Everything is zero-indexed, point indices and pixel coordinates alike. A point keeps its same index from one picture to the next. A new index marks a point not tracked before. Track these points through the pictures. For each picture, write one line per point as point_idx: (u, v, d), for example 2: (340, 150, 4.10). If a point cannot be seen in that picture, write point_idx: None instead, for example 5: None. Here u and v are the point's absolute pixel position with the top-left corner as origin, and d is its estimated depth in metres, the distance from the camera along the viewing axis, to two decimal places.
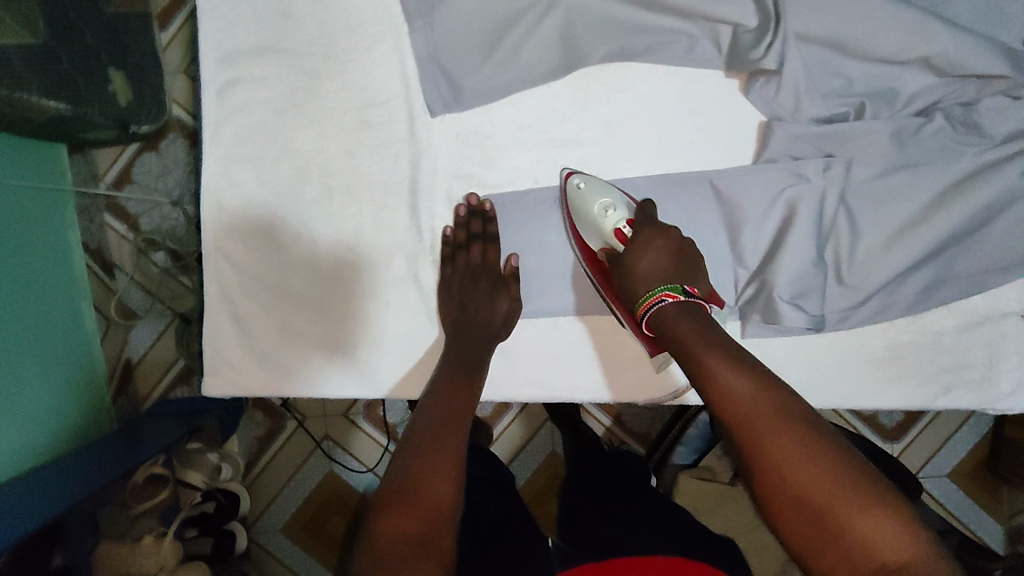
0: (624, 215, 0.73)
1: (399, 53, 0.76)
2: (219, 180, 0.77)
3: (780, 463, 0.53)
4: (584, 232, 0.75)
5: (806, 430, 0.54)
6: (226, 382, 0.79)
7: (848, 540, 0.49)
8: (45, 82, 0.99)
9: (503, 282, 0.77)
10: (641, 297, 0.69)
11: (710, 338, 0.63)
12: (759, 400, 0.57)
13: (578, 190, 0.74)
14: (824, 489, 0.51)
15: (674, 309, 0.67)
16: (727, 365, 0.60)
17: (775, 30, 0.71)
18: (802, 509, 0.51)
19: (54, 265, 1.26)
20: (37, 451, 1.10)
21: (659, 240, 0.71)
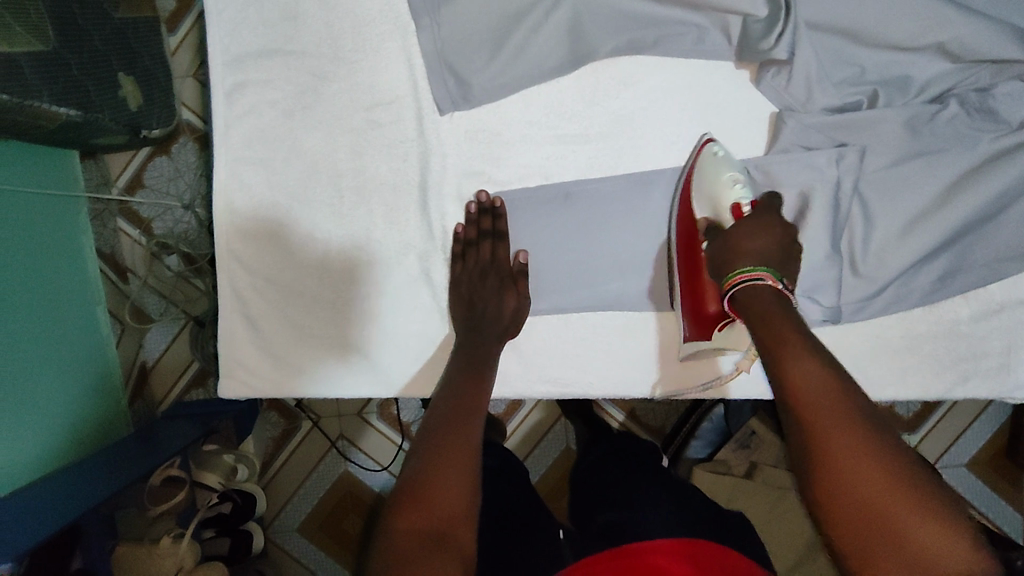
0: (747, 195, 0.71)
1: (406, 52, 0.76)
2: (230, 183, 0.77)
3: (842, 457, 0.49)
4: (698, 195, 0.73)
5: (871, 423, 0.51)
6: (241, 383, 0.79)
7: (901, 536, 0.46)
8: (54, 89, 0.99)
9: (513, 280, 0.77)
10: (738, 267, 0.65)
11: (783, 322, 0.60)
12: (830, 390, 0.53)
13: (715, 155, 0.73)
14: (885, 492, 0.47)
15: (769, 292, 0.63)
16: (799, 351, 0.57)
17: (785, 19, 0.70)
18: (861, 509, 0.48)
19: (68, 269, 1.27)
20: (54, 457, 1.11)
21: (771, 225, 0.67)
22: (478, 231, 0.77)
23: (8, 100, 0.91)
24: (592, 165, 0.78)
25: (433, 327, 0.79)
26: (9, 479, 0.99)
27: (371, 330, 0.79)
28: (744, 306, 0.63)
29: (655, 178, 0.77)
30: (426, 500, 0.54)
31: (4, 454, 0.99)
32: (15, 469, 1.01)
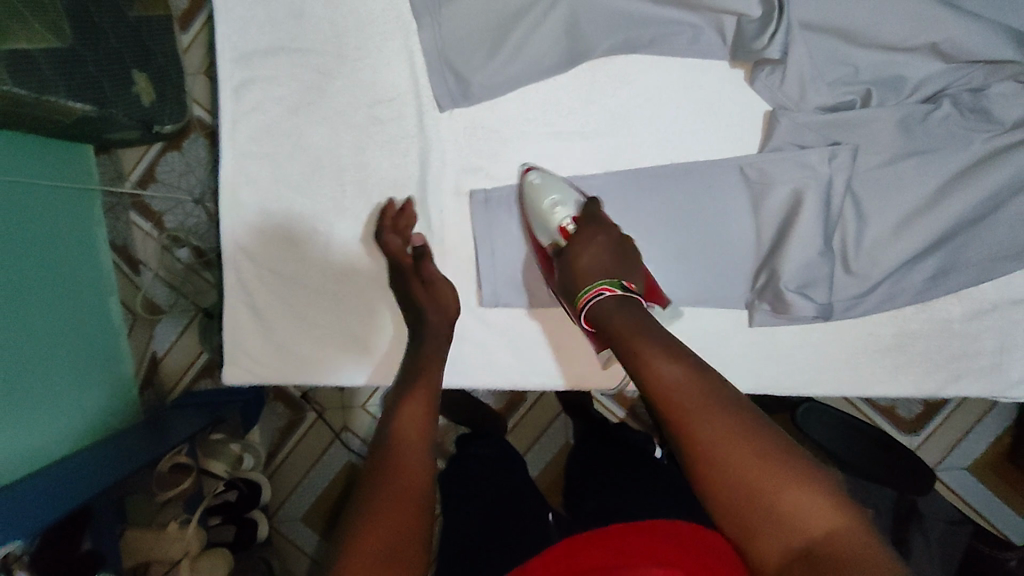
0: (570, 212, 0.74)
1: (408, 50, 0.78)
2: (236, 176, 0.80)
3: (708, 447, 0.51)
4: (535, 226, 0.76)
5: (735, 413, 0.53)
6: (245, 370, 0.81)
7: (781, 516, 0.48)
8: (70, 85, 1.02)
9: (424, 271, 0.76)
10: (582, 290, 0.69)
11: (640, 325, 0.62)
12: (686, 383, 0.55)
13: (534, 184, 0.76)
14: (750, 469, 0.50)
15: (611, 303, 0.65)
16: (654, 350, 0.58)
17: (779, 19, 0.71)
18: (734, 491, 0.50)
19: (82, 260, 1.31)
20: (64, 441, 1.14)
21: (597, 234, 0.72)
22: (395, 237, 0.78)
23: (26, 95, 0.95)
24: (588, 162, 0.80)
25: (391, 324, 0.81)
26: (20, 459, 1.03)
27: (368, 321, 0.81)
28: (603, 316, 0.65)
29: (651, 173, 0.78)
30: (397, 498, 0.53)
31: (16, 436, 1.03)
32: (26, 451, 1.04)
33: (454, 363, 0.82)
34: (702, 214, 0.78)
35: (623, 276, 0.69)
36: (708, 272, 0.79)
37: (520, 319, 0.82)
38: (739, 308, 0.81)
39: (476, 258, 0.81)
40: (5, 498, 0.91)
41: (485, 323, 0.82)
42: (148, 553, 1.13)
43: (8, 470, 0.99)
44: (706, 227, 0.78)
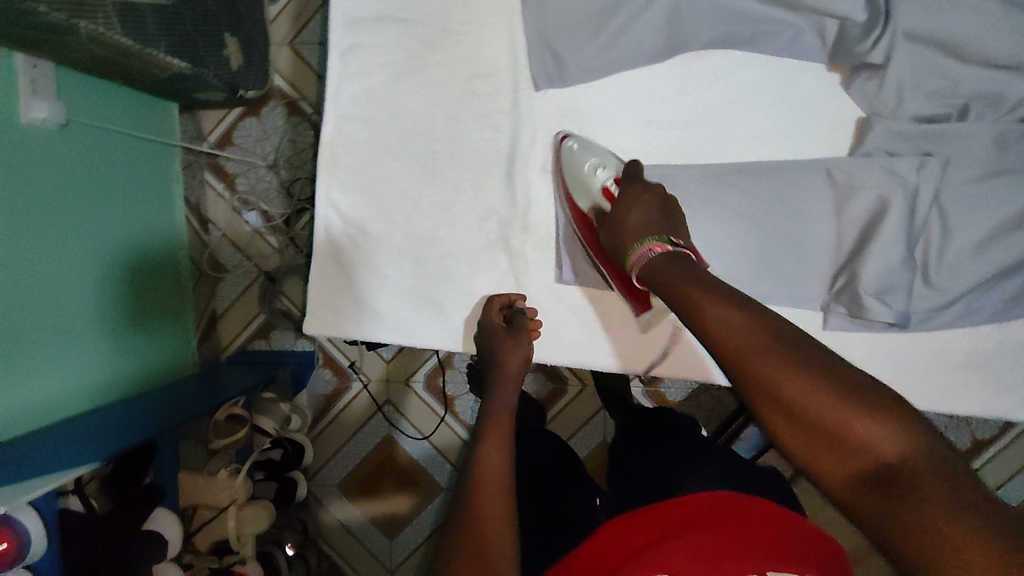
0: (612, 174, 0.77)
1: (510, 29, 0.81)
2: (335, 136, 0.83)
3: (769, 383, 0.48)
4: (575, 193, 0.79)
5: (788, 347, 0.49)
6: (325, 322, 0.85)
7: (837, 442, 0.44)
8: (170, 41, 1.07)
9: (515, 324, 0.78)
10: (631, 249, 0.67)
11: (692, 277, 0.59)
12: (742, 327, 0.52)
13: (571, 150, 0.79)
14: (814, 401, 0.46)
15: (662, 258, 0.63)
16: (712, 300, 0.55)
17: (885, 26, 0.71)
18: (795, 422, 0.46)
19: (158, 211, 1.37)
20: (124, 383, 1.21)
21: (639, 193, 0.72)
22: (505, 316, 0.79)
23: (131, 46, 1.00)
24: (676, 152, 0.81)
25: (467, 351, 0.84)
26: (81, 393, 1.09)
27: (444, 291, 0.83)
28: (654, 275, 0.63)
29: (736, 169, 0.79)
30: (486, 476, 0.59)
31: (82, 373, 1.10)
32: (90, 387, 1.11)
33: None
34: (786, 212, 0.79)
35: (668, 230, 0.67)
36: (783, 271, 0.80)
37: (591, 301, 0.84)
38: (812, 310, 0.81)
39: (556, 234, 0.83)
40: (75, 432, 0.97)
41: (556, 300, 0.84)
42: (204, 495, 1.22)
43: (69, 403, 1.06)
44: (787, 226, 0.79)
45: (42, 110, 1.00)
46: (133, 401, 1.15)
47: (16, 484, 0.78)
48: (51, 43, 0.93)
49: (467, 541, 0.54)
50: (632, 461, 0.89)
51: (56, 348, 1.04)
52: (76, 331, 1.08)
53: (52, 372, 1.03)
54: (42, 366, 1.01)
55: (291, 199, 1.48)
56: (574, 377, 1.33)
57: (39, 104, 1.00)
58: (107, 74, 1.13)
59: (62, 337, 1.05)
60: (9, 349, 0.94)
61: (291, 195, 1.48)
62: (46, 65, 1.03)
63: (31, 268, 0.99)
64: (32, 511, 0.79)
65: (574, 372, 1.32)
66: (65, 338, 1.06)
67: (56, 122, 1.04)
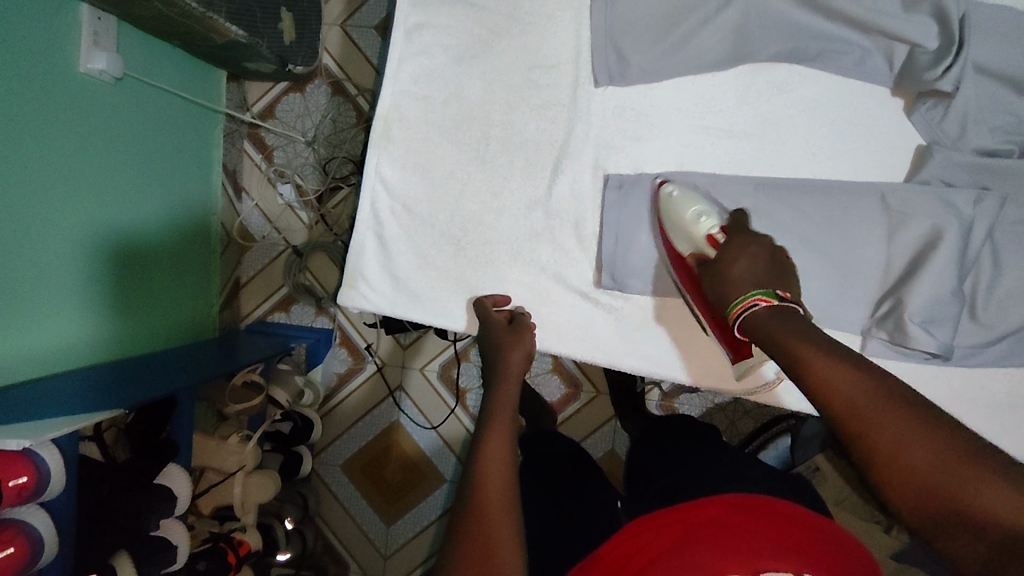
0: (716, 224, 0.71)
1: (576, 23, 0.80)
2: (391, 111, 0.83)
3: (890, 450, 0.45)
4: (675, 237, 0.74)
5: (897, 405, 0.47)
6: (360, 296, 0.85)
7: (955, 508, 0.42)
8: (232, 9, 1.08)
9: (515, 320, 0.78)
10: (735, 301, 0.62)
11: (791, 326, 0.57)
12: (858, 389, 0.49)
13: (671, 197, 0.75)
14: (930, 462, 0.43)
15: (767, 314, 0.59)
16: (814, 352, 0.53)
17: (957, 54, 0.70)
18: (909, 485, 0.44)
19: (197, 173, 1.38)
20: (144, 339, 1.21)
21: (750, 243, 0.67)
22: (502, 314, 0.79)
23: (194, 8, 1.01)
24: (729, 161, 0.81)
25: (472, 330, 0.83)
26: (103, 344, 1.10)
27: (485, 276, 0.83)
28: (756, 329, 0.59)
29: (788, 186, 0.79)
30: (495, 442, 0.60)
31: (109, 323, 1.11)
32: (111, 340, 1.11)
33: (559, 329, 0.84)
34: (834, 232, 0.78)
35: (783, 278, 0.63)
36: (827, 292, 0.79)
37: (629, 303, 0.83)
38: (852, 333, 0.81)
39: (600, 239, 0.82)
40: (93, 382, 0.97)
41: (595, 297, 0.83)
42: (213, 459, 1.23)
43: (92, 352, 1.07)
44: (834, 247, 0.79)
45: (100, 62, 1.02)
46: (152, 360, 1.16)
47: (43, 421, 0.78)
48: None
49: (472, 515, 0.53)
50: (650, 467, 0.89)
51: (86, 297, 1.04)
52: (107, 281, 1.09)
53: (81, 317, 1.04)
54: (72, 311, 1.01)
55: (326, 176, 1.48)
56: (588, 384, 1.33)
57: (98, 55, 1.01)
58: (165, 35, 1.15)
59: (93, 287, 1.06)
60: (43, 290, 0.94)
61: (326, 172, 1.48)
62: (108, 19, 1.04)
63: (72, 213, 1.00)
64: (54, 446, 0.80)
65: (591, 379, 1.32)
66: (96, 287, 1.06)
67: (113, 75, 1.05)
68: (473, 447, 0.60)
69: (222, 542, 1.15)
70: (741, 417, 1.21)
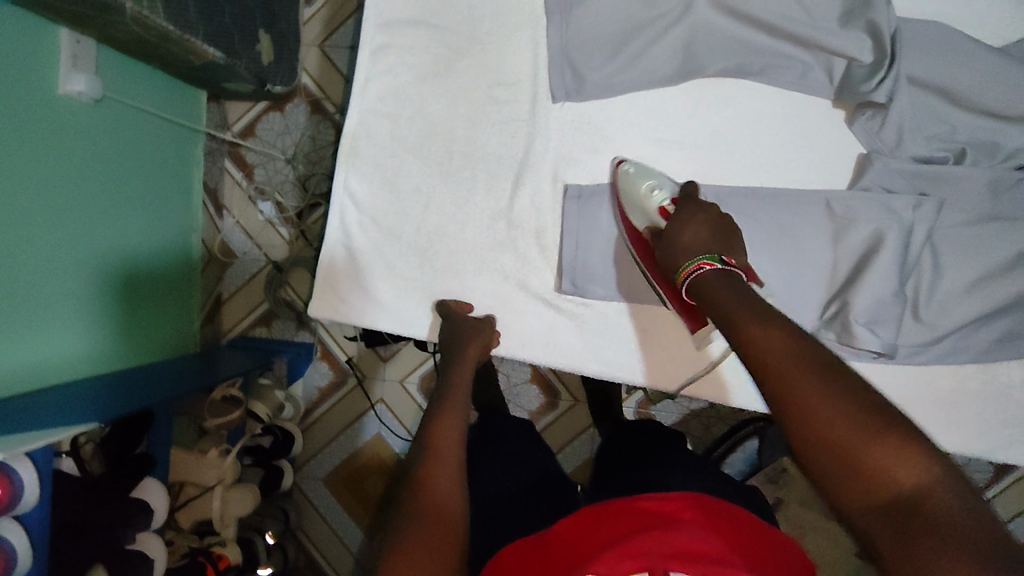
0: (668, 196, 0.77)
1: (534, 42, 0.84)
2: (358, 128, 0.87)
3: (812, 412, 0.47)
4: (631, 211, 0.79)
5: (822, 371, 0.49)
6: (330, 307, 0.87)
7: (864, 472, 0.44)
8: (209, 31, 1.12)
9: (478, 323, 0.81)
10: (680, 266, 0.68)
11: (736, 297, 0.60)
12: (785, 351, 0.52)
13: (627, 174, 0.80)
14: (847, 428, 0.46)
15: (712, 276, 0.64)
16: (756, 317, 0.56)
17: (889, 68, 0.75)
18: (826, 449, 0.46)
19: (177, 190, 1.40)
20: (125, 354, 1.23)
21: (692, 211, 0.72)
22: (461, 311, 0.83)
23: (172, 30, 1.04)
24: (683, 172, 0.85)
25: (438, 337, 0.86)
26: (82, 359, 1.11)
27: (451, 284, 0.86)
28: (704, 288, 0.63)
29: (739, 194, 0.82)
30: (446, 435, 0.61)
31: (90, 340, 1.13)
32: (91, 356, 1.13)
33: (524, 336, 0.86)
34: (785, 238, 0.81)
35: (723, 249, 0.68)
36: (779, 296, 0.82)
37: (591, 309, 0.85)
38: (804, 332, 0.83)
39: (561, 247, 0.85)
40: (68, 397, 0.98)
41: (558, 303, 0.85)
42: (191, 473, 1.24)
43: (73, 369, 1.08)
44: (786, 252, 0.81)
45: (79, 84, 1.05)
46: (131, 374, 1.17)
47: (15, 436, 0.79)
48: (96, 20, 0.98)
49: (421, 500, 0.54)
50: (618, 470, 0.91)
51: (66, 312, 1.06)
52: (88, 299, 1.11)
53: (63, 334, 1.06)
54: (53, 328, 1.03)
55: (305, 193, 1.52)
56: (566, 394, 1.35)
57: (77, 77, 1.04)
58: (144, 56, 1.18)
59: (73, 302, 1.08)
60: (22, 305, 0.96)
61: (305, 189, 1.52)
62: (88, 42, 1.08)
63: (53, 231, 1.02)
64: (30, 459, 0.80)
65: (567, 388, 1.35)
66: (76, 304, 1.08)
67: (91, 97, 1.08)
68: (423, 441, 0.61)
69: (200, 557, 1.16)
70: (715, 422, 1.22)
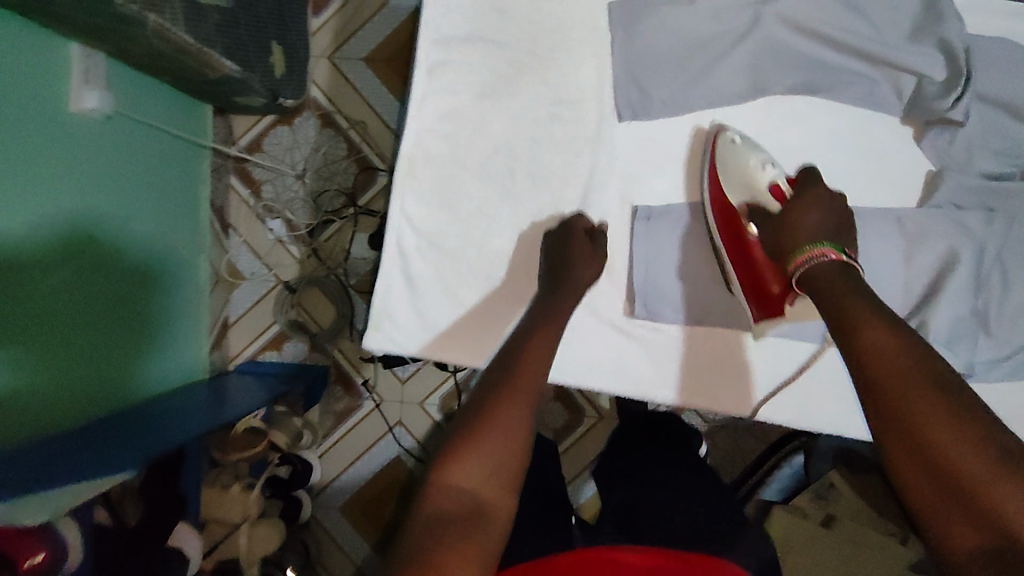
0: (779, 175, 0.78)
1: (598, 59, 0.82)
2: (414, 147, 0.82)
3: (928, 441, 0.52)
4: (729, 181, 0.79)
5: (945, 399, 0.54)
6: (387, 338, 0.83)
7: (975, 507, 0.49)
8: (226, 44, 1.06)
9: (551, 317, 0.75)
10: (798, 252, 0.71)
11: (850, 294, 0.65)
12: (901, 369, 0.56)
13: (732, 143, 0.80)
14: (961, 464, 0.50)
15: (833, 265, 0.68)
16: (873, 325, 0.61)
17: (965, 85, 0.75)
18: (937, 478, 0.51)
19: (184, 212, 1.33)
20: (135, 386, 1.15)
21: (814, 200, 0.74)
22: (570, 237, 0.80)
23: (191, 44, 0.99)
24: None
25: None
26: (97, 390, 1.03)
27: (514, 309, 0.83)
28: (816, 275, 0.68)
29: None
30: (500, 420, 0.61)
31: (100, 375, 1.04)
32: (103, 387, 1.05)
33: (591, 364, 0.82)
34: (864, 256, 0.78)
35: (840, 242, 0.71)
36: None
37: (659, 334, 0.83)
38: None
39: (628, 270, 0.84)
40: (85, 437, 0.90)
41: (624, 329, 0.83)
42: (214, 511, 1.18)
43: (81, 413, 0.99)
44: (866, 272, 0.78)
45: (92, 101, 0.99)
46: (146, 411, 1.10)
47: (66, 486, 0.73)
48: (113, 34, 0.92)
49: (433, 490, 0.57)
50: None
51: (76, 343, 0.98)
52: (88, 338, 1.01)
53: (63, 378, 0.96)
54: (59, 369, 0.94)
55: (318, 210, 1.47)
56: (590, 408, 1.32)
57: (89, 94, 0.98)
58: (155, 71, 1.11)
59: (86, 330, 1.00)
60: (34, 339, 0.88)
61: (318, 206, 1.47)
62: (98, 57, 1.01)
63: (65, 260, 0.95)
64: (72, 519, 0.74)
65: (592, 403, 1.32)
66: (87, 333, 1.01)
67: (102, 113, 1.02)
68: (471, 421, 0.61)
69: None
70: (742, 434, 1.23)
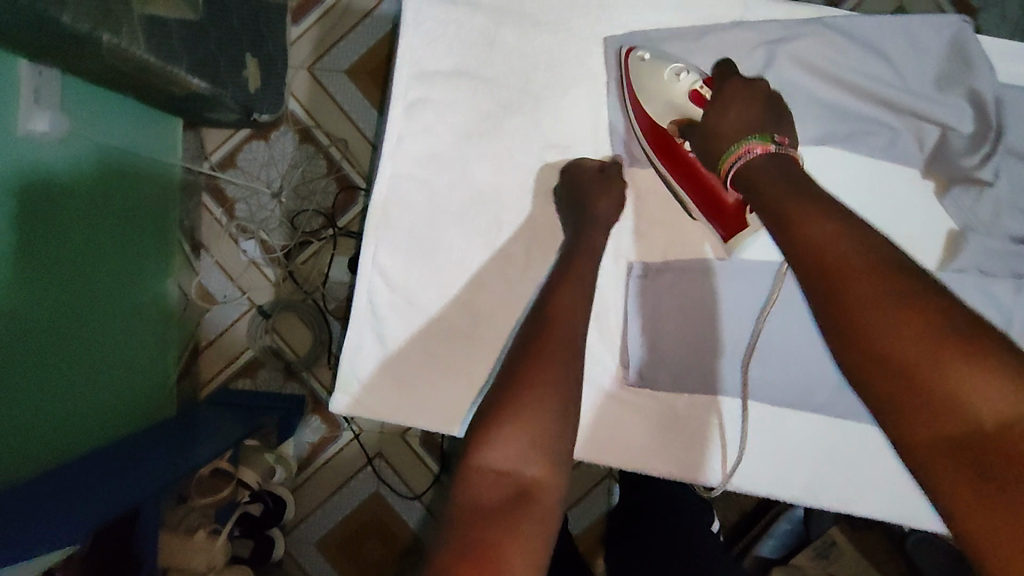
0: (697, 79, 0.72)
1: (594, 101, 0.76)
2: (390, 193, 0.74)
3: (875, 335, 0.51)
4: (650, 103, 0.73)
5: (887, 282, 0.53)
6: (356, 403, 0.75)
7: (933, 393, 0.48)
8: (193, 59, 0.97)
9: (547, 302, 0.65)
10: (727, 153, 0.68)
11: (779, 181, 0.63)
12: (838, 252, 0.56)
13: (644, 60, 0.73)
14: (910, 351, 0.49)
15: (761, 159, 0.66)
16: (810, 213, 0.59)
17: (995, 142, 0.70)
18: (887, 367, 0.50)
19: (150, 227, 1.25)
20: (96, 424, 1.06)
21: (739, 93, 0.70)
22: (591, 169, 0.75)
23: (153, 62, 0.89)
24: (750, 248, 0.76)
25: None
26: (52, 430, 0.94)
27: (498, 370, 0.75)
28: (751, 167, 0.66)
29: None
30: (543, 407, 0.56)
31: (57, 416, 0.95)
32: (61, 427, 0.95)
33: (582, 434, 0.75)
34: None
35: (771, 129, 0.68)
36: None
37: (657, 401, 0.76)
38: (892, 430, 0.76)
39: (624, 331, 0.77)
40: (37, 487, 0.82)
41: (621, 399, 0.76)
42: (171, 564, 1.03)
43: (39, 459, 0.89)
44: None
45: (42, 121, 0.90)
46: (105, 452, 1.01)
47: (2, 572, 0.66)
48: (65, 51, 0.83)
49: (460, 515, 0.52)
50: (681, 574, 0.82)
51: (31, 383, 0.89)
52: (41, 383, 0.91)
53: (18, 420, 0.86)
54: (15, 411, 0.85)
55: (295, 231, 1.37)
56: None
57: (39, 115, 0.89)
58: (113, 85, 1.01)
59: (40, 367, 0.91)
60: None
61: (295, 227, 1.37)
62: (50, 73, 0.91)
63: (17, 295, 0.86)
64: None
65: None
66: (41, 371, 0.91)
67: (55, 136, 0.93)
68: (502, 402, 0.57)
69: None
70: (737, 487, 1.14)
